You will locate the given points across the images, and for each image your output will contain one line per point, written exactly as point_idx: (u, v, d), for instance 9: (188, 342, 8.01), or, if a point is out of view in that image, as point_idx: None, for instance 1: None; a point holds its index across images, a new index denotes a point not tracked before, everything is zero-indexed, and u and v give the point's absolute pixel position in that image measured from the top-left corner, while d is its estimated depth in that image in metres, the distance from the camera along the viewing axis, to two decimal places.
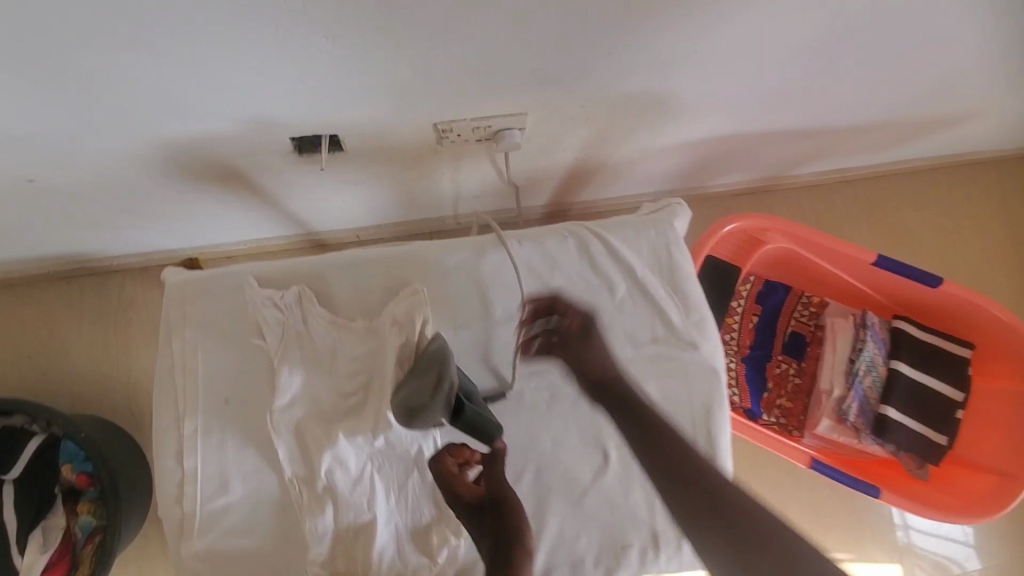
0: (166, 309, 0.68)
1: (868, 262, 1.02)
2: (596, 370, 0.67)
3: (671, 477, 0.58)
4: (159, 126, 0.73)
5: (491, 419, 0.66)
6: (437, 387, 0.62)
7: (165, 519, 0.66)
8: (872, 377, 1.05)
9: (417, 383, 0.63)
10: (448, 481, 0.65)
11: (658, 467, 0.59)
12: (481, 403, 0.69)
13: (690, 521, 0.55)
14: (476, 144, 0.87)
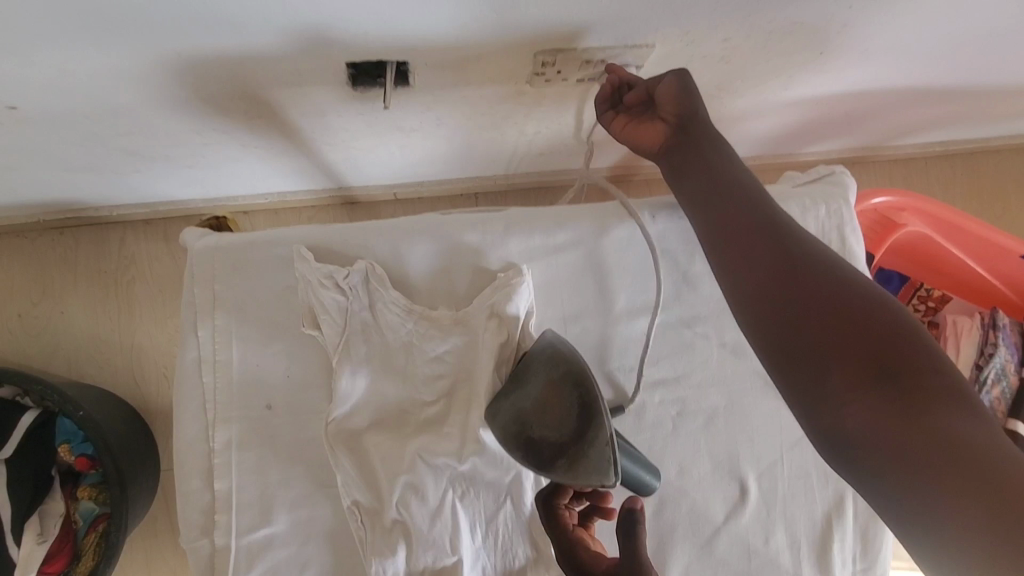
0: (190, 284, 0.51)
1: (1016, 253, 0.86)
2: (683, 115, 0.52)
3: (831, 300, 0.42)
4: (180, 39, 0.54)
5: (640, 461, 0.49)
6: (567, 419, 0.45)
7: (190, 554, 0.51)
8: (1000, 387, 0.90)
9: (540, 423, 0.46)
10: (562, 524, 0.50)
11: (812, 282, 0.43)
12: None
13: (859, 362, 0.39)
14: (574, 85, 0.70)
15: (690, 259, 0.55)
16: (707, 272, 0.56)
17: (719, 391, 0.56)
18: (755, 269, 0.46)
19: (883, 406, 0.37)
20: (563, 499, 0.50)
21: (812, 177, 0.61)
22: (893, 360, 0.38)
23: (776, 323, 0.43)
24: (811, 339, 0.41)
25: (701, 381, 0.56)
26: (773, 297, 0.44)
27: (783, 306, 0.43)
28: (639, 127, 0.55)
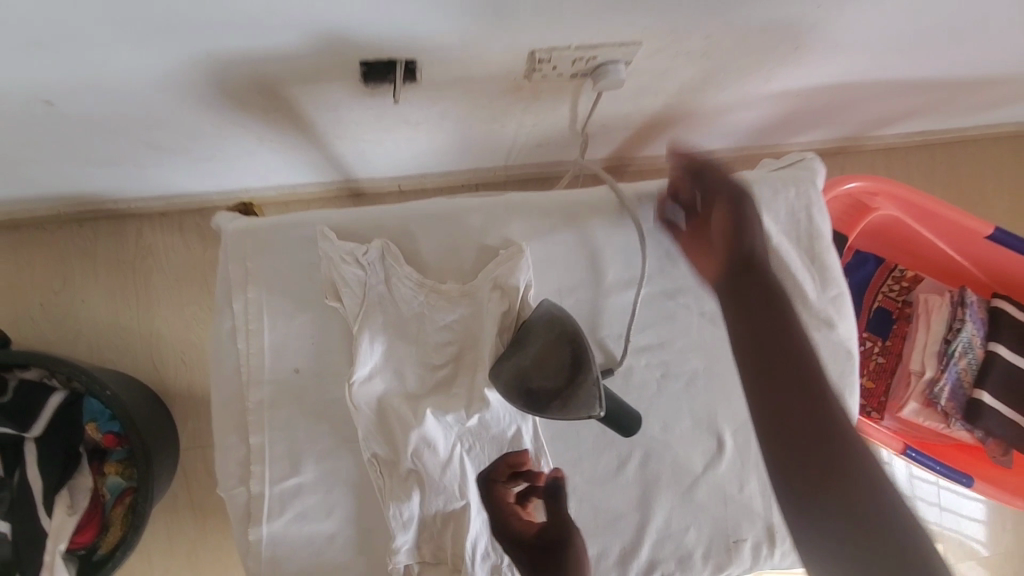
0: (225, 262, 0.58)
1: (981, 234, 0.94)
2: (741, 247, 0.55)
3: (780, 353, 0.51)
4: (211, 41, 0.60)
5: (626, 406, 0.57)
6: (565, 366, 0.55)
7: (229, 502, 0.57)
8: (967, 359, 0.97)
9: (538, 368, 0.55)
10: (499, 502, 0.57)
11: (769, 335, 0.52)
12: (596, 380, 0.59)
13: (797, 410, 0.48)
14: (568, 81, 0.76)
15: (673, 238, 0.61)
16: (688, 249, 0.62)
17: (699, 355, 0.63)
18: (770, 370, 0.50)
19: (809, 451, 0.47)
20: (499, 476, 0.57)
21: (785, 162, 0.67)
22: (869, 483, 0.45)
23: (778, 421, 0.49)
24: (812, 444, 0.47)
25: (683, 346, 0.63)
26: (787, 401, 0.49)
27: (794, 410, 0.48)
28: (697, 249, 0.57)
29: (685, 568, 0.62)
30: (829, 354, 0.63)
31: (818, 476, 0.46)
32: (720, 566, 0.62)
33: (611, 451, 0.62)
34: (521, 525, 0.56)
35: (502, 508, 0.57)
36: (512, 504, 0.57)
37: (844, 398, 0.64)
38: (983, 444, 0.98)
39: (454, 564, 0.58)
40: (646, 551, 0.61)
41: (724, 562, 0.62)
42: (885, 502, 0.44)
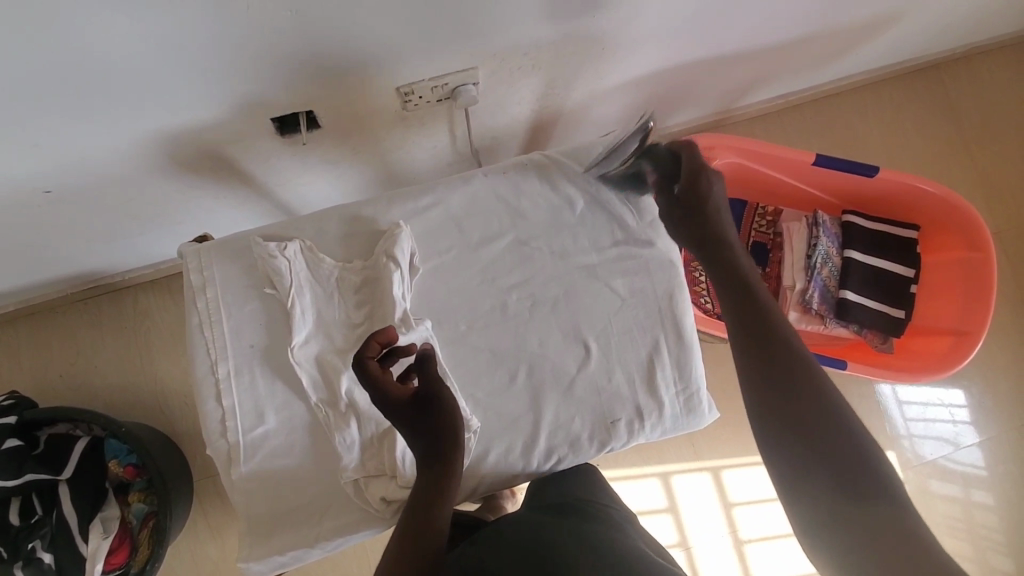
0: (187, 275, 0.78)
1: (808, 163, 1.12)
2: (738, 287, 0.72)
3: (781, 382, 0.62)
4: (159, 120, 0.83)
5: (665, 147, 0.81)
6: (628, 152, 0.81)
7: (214, 454, 0.75)
8: (828, 268, 1.15)
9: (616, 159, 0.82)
10: (376, 381, 0.68)
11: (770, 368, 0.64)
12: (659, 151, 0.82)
13: (787, 423, 0.60)
14: (438, 105, 0.99)
15: (517, 200, 0.82)
16: (530, 204, 0.82)
17: (556, 284, 0.82)
18: (766, 362, 0.64)
19: (803, 449, 0.57)
20: (370, 354, 0.68)
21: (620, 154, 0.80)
22: (859, 470, 0.54)
23: (771, 393, 0.62)
24: (798, 411, 0.60)
25: (543, 279, 0.82)
26: (804, 427, 0.58)
27: (810, 434, 0.58)
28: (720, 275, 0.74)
29: (577, 449, 0.79)
30: (656, 265, 0.83)
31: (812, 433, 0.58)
32: (604, 442, 0.79)
33: (502, 368, 0.80)
34: (399, 393, 0.68)
35: (379, 381, 0.68)
36: (387, 376, 0.68)
37: (675, 296, 0.82)
38: (863, 337, 1.15)
39: (391, 473, 0.74)
40: (543, 440, 0.79)
41: (605, 438, 0.79)
42: (879, 501, 0.52)
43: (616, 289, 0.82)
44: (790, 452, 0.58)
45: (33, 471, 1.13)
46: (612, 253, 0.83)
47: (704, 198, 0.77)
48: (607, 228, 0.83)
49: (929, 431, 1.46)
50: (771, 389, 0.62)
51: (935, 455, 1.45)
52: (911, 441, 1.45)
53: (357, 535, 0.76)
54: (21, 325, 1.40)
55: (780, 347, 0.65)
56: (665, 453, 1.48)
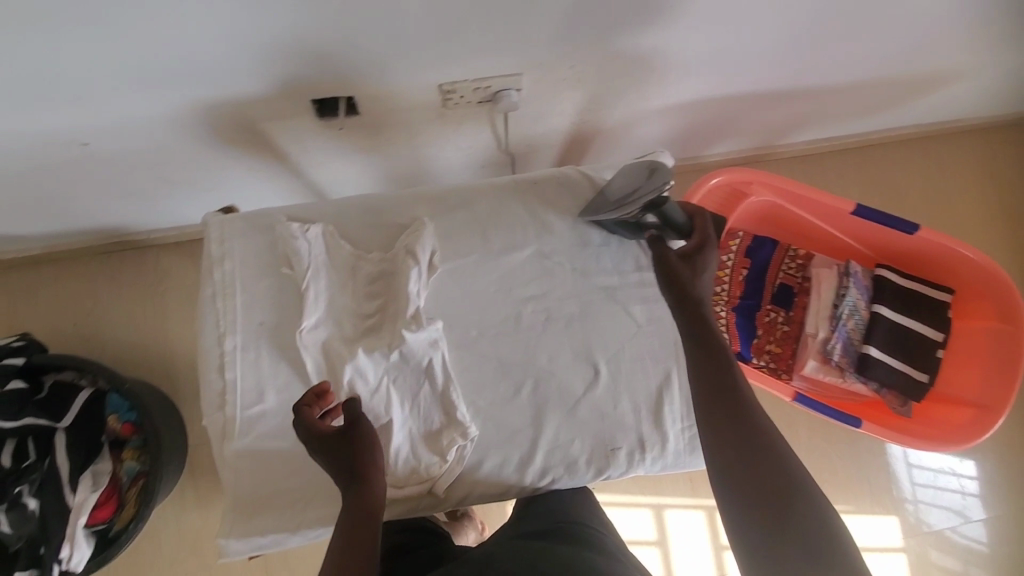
0: (207, 244, 0.78)
1: (847, 212, 1.09)
2: (715, 355, 0.65)
3: (737, 425, 0.60)
4: (202, 88, 0.84)
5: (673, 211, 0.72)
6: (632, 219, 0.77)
7: (210, 425, 0.75)
8: (854, 320, 1.11)
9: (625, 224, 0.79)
10: (308, 424, 0.67)
11: (727, 411, 0.61)
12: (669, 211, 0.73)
13: (745, 472, 0.57)
14: (477, 107, 0.98)
15: (546, 211, 0.81)
16: (558, 218, 0.81)
17: (573, 302, 0.80)
18: (728, 421, 0.61)
19: (760, 503, 0.55)
20: (305, 399, 0.69)
21: (630, 206, 0.71)
22: (812, 527, 0.54)
23: (728, 439, 0.60)
24: (758, 478, 0.57)
25: (560, 295, 0.80)
26: (762, 480, 0.56)
27: (768, 488, 0.56)
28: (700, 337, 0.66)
29: (572, 472, 0.77)
30: None
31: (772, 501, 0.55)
32: (601, 469, 0.77)
33: (507, 379, 0.78)
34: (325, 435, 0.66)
35: (310, 425, 0.67)
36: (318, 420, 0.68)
37: None
38: (881, 396, 1.11)
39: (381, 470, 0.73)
40: (540, 459, 0.77)
41: (603, 465, 0.77)
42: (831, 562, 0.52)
43: (634, 315, 0.80)
44: (748, 504, 0.56)
45: (33, 416, 1.15)
46: (635, 278, 0.81)
47: (698, 261, 0.70)
48: (633, 252, 0.81)
49: (936, 499, 1.41)
50: (729, 441, 0.59)
51: (941, 525, 1.40)
52: (916, 507, 1.40)
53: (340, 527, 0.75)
54: (44, 271, 1.42)
55: (734, 386, 0.63)
56: (660, 485, 1.45)
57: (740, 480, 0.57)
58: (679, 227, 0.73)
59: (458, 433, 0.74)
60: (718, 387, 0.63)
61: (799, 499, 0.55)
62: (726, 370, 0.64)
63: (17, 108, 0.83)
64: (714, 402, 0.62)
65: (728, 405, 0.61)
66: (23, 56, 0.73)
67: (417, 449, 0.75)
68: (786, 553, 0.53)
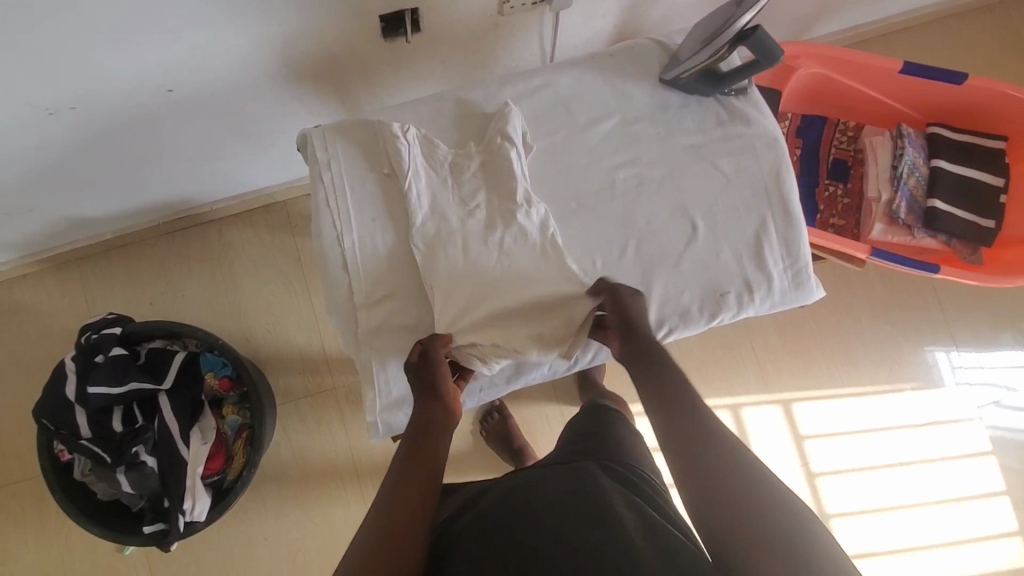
0: (313, 153, 0.82)
1: (895, 71, 1.11)
2: (673, 396, 0.72)
3: (700, 450, 0.66)
4: (279, 16, 0.87)
5: (763, 40, 0.75)
6: (713, 71, 0.81)
7: (341, 319, 0.80)
8: (915, 178, 1.14)
9: (705, 80, 0.82)
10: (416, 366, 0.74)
11: (691, 440, 0.67)
12: (757, 43, 0.76)
13: (715, 490, 0.63)
14: (531, 10, 1.01)
15: (623, 84, 0.85)
16: (636, 87, 0.85)
17: (663, 164, 0.83)
18: (692, 445, 0.67)
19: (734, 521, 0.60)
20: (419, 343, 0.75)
21: (720, 42, 0.75)
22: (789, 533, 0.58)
23: (696, 468, 0.65)
24: (728, 498, 0.61)
25: (649, 160, 0.84)
26: (735, 495, 0.61)
27: (743, 501, 0.61)
28: (652, 383, 0.74)
29: (687, 320, 0.81)
30: (761, 144, 0.84)
31: (715, 489, 0.62)
32: (714, 313, 0.81)
33: (612, 242, 0.82)
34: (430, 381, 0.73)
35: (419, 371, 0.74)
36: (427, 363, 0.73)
37: (781, 175, 0.83)
38: (951, 247, 1.14)
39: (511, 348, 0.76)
40: (654, 313, 0.81)
41: (716, 309, 0.81)
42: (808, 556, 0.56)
43: (722, 168, 0.83)
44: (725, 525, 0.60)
45: (137, 379, 1.18)
46: (718, 134, 0.84)
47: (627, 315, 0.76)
48: (712, 109, 0.84)
49: (998, 389, 1.50)
50: (698, 471, 0.64)
51: (1009, 419, 1.50)
52: (970, 392, 1.50)
53: (489, 392, 0.83)
54: (115, 256, 1.47)
55: (692, 418, 0.70)
56: (734, 384, 1.48)
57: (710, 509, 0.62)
58: (773, 53, 0.76)
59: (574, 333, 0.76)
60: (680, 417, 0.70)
61: (768, 505, 0.60)
62: (682, 406, 0.71)
63: (111, 57, 0.87)
64: (677, 436, 0.68)
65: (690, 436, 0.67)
66: None
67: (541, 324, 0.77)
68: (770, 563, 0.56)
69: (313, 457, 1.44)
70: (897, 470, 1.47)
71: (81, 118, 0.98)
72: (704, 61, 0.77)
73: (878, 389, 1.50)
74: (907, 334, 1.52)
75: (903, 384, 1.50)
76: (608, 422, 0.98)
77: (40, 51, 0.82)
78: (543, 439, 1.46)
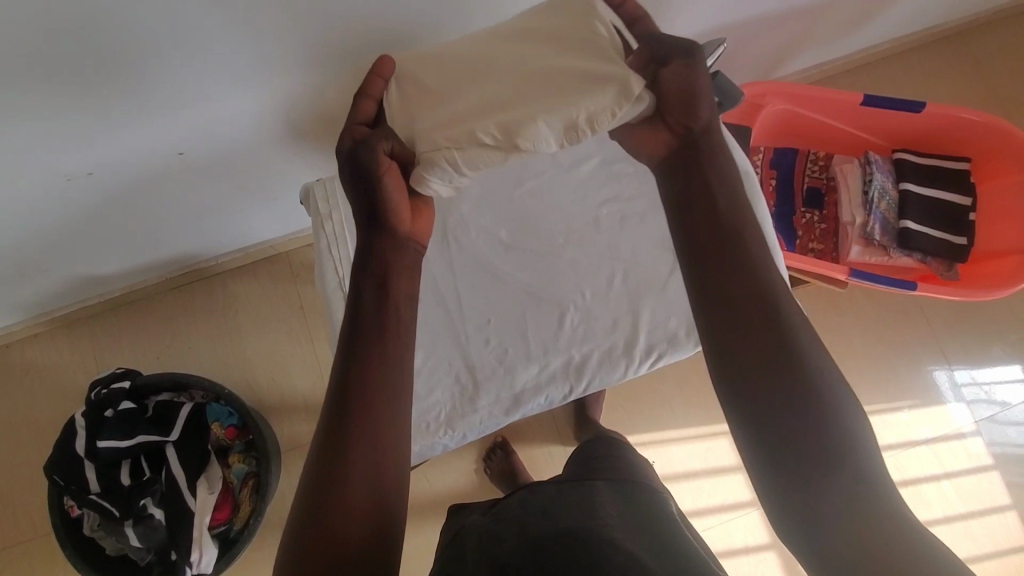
0: (315, 205, 0.88)
1: (857, 103, 1.19)
2: (727, 251, 0.58)
3: (759, 332, 0.55)
4: (281, 82, 0.95)
5: (723, 85, 0.82)
6: None
7: None
8: (886, 201, 1.21)
9: None
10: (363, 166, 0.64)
11: (749, 316, 0.55)
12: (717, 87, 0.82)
13: (766, 385, 0.53)
14: None
15: None
16: None
17: (643, 200, 0.89)
18: (746, 324, 0.55)
19: (781, 423, 0.52)
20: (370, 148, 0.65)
21: None
22: (839, 440, 0.51)
23: (751, 354, 0.54)
24: (779, 397, 0.52)
25: (630, 195, 0.89)
26: (790, 391, 0.52)
27: (793, 400, 0.52)
28: (705, 236, 0.59)
29: (675, 344, 0.85)
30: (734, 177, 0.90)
31: (770, 385, 0.53)
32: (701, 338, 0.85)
33: (599, 275, 0.86)
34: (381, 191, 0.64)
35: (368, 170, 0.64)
36: (378, 165, 0.65)
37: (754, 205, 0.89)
38: (927, 265, 1.19)
39: (510, 145, 0.65)
40: (644, 340, 0.85)
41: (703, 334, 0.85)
42: (856, 469, 0.50)
43: None
44: (770, 424, 0.52)
45: (145, 432, 1.21)
46: None
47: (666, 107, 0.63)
48: None
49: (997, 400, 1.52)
50: (747, 358, 0.54)
51: (1009, 430, 1.51)
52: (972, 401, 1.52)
53: (490, 424, 0.84)
54: (124, 312, 1.52)
55: (756, 293, 0.56)
56: None
57: (751, 398, 0.53)
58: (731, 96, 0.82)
59: (605, 110, 0.62)
60: (743, 288, 0.56)
61: (822, 410, 0.52)
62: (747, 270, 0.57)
63: (131, 124, 0.94)
64: (728, 310, 0.56)
65: (749, 315, 0.55)
66: (145, 70, 0.84)
67: (553, 106, 0.64)
68: (813, 471, 0.51)
69: None
70: (902, 488, 1.47)
71: (98, 182, 1.05)
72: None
73: (874, 408, 1.52)
74: (898, 352, 1.55)
75: (900, 402, 1.52)
76: (610, 444, 1.03)
77: (66, 123, 0.89)
78: (547, 474, 1.46)
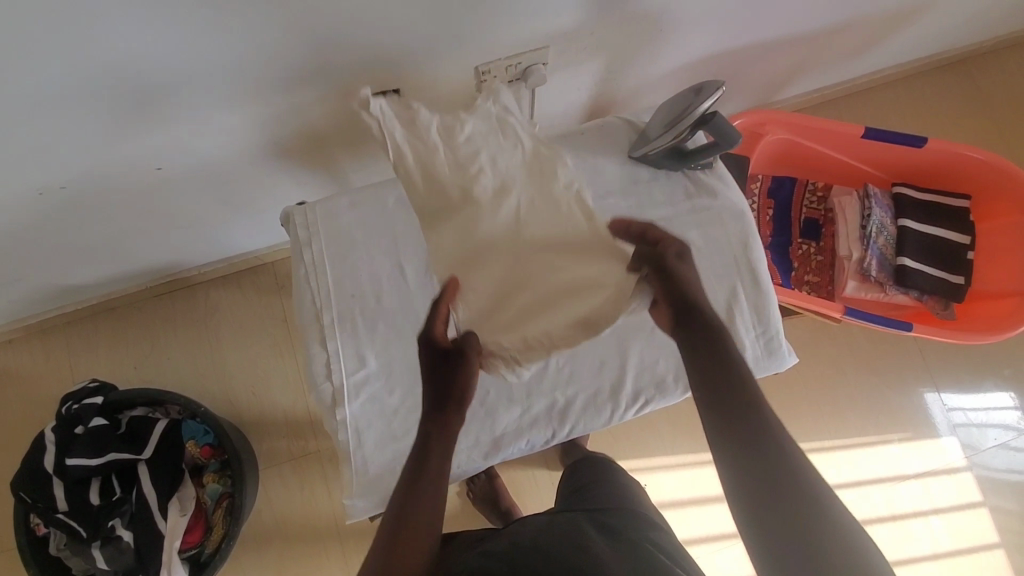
0: (295, 231, 0.84)
1: (858, 136, 1.17)
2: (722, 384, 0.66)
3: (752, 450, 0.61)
4: (264, 100, 0.92)
5: (723, 125, 0.80)
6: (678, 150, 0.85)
7: (319, 396, 0.80)
8: (884, 237, 1.18)
9: (669, 158, 0.86)
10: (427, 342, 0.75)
11: (742, 435, 0.62)
12: (717, 126, 0.80)
13: (760, 497, 0.59)
14: (508, 87, 1.06)
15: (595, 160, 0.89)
16: (607, 164, 0.89)
17: None
18: (741, 445, 0.62)
19: (779, 534, 0.57)
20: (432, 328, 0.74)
21: (682, 125, 0.80)
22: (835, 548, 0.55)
23: (746, 468, 0.61)
24: (774, 510, 0.58)
25: None
26: (781, 504, 0.58)
27: (787, 511, 0.58)
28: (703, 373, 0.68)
29: (662, 390, 0.82)
30: (729, 216, 0.87)
31: (764, 496, 0.59)
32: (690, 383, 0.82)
33: None
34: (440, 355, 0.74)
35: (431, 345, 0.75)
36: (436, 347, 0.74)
37: (749, 246, 0.86)
38: (924, 303, 1.17)
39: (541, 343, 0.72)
40: (631, 384, 0.82)
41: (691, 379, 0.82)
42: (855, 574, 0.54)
43: (692, 239, 0.86)
44: (768, 536, 0.58)
45: (117, 450, 1.17)
46: (687, 207, 0.87)
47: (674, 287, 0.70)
48: (680, 183, 0.88)
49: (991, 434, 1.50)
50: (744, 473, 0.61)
51: (1000, 465, 1.49)
52: (965, 434, 1.50)
53: (468, 468, 0.81)
54: (100, 320, 1.47)
55: (747, 416, 0.63)
56: None
57: (750, 513, 0.59)
58: (730, 137, 0.80)
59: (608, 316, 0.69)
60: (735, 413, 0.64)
61: (815, 520, 0.57)
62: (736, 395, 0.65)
63: (103, 139, 0.89)
64: (724, 435, 0.64)
65: (739, 436, 0.63)
66: (117, 85, 0.80)
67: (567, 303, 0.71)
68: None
69: (297, 522, 1.41)
70: (889, 523, 1.45)
71: (71, 196, 1.00)
72: (669, 142, 0.82)
73: (864, 440, 1.49)
74: (891, 383, 1.53)
75: (890, 435, 1.50)
76: (610, 474, 1.00)
77: (35, 138, 0.85)
78: (530, 499, 1.43)
